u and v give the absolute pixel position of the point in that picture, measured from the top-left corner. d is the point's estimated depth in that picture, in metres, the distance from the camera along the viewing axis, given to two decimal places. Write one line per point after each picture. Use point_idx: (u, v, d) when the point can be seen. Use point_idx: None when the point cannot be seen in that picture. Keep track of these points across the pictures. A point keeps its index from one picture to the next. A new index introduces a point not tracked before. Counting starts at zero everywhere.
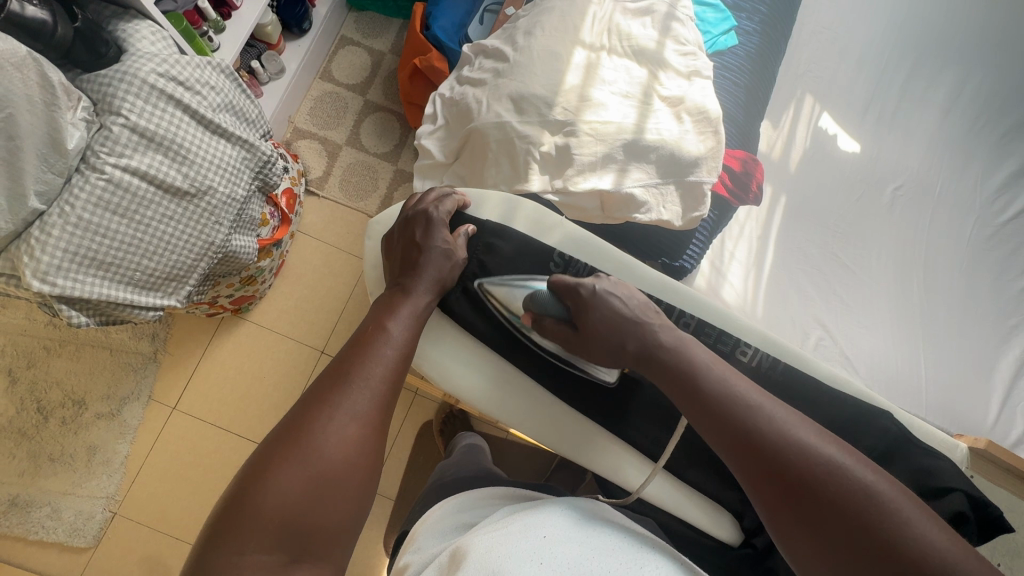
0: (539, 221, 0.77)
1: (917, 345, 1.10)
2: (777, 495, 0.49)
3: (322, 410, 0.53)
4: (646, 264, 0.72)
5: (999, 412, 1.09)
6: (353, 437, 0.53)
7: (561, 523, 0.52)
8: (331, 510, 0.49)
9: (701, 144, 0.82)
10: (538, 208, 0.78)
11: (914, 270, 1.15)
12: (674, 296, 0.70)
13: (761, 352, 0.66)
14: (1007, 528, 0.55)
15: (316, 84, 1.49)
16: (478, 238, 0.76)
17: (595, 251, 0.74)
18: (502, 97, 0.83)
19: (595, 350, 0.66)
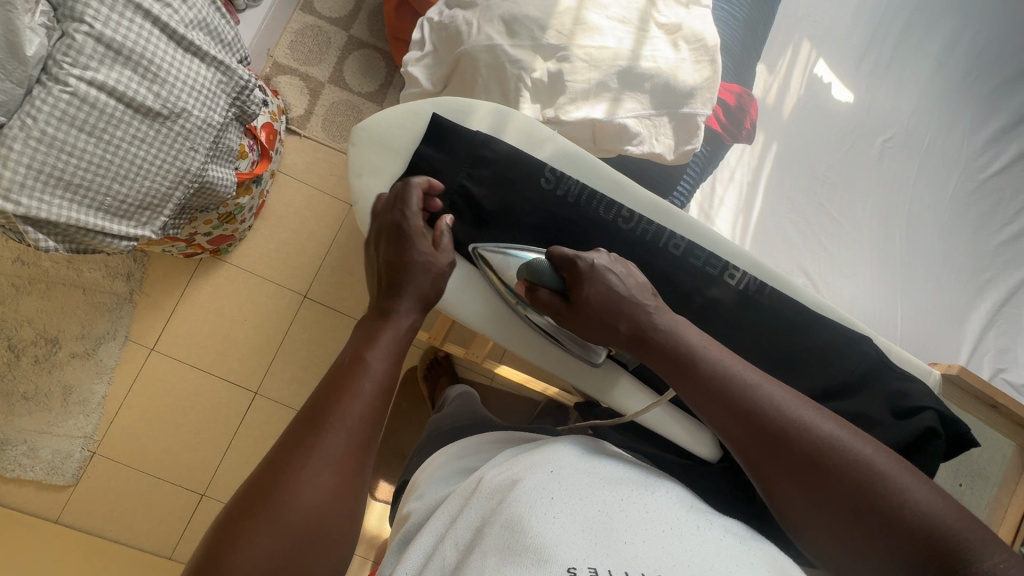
0: (529, 133, 0.71)
1: (896, 295, 1.12)
2: (777, 470, 0.49)
3: (331, 407, 0.49)
4: (638, 184, 0.70)
5: (967, 360, 1.13)
6: (360, 427, 0.50)
7: (569, 460, 0.50)
8: (343, 507, 0.47)
9: (697, 74, 0.80)
10: (529, 119, 0.72)
11: (898, 221, 1.16)
12: (665, 218, 0.69)
13: (749, 276, 0.67)
14: (973, 442, 0.57)
15: (297, 16, 1.41)
16: (466, 151, 0.69)
17: (589, 170, 0.70)
18: (494, 19, 0.79)
19: (592, 327, 0.62)
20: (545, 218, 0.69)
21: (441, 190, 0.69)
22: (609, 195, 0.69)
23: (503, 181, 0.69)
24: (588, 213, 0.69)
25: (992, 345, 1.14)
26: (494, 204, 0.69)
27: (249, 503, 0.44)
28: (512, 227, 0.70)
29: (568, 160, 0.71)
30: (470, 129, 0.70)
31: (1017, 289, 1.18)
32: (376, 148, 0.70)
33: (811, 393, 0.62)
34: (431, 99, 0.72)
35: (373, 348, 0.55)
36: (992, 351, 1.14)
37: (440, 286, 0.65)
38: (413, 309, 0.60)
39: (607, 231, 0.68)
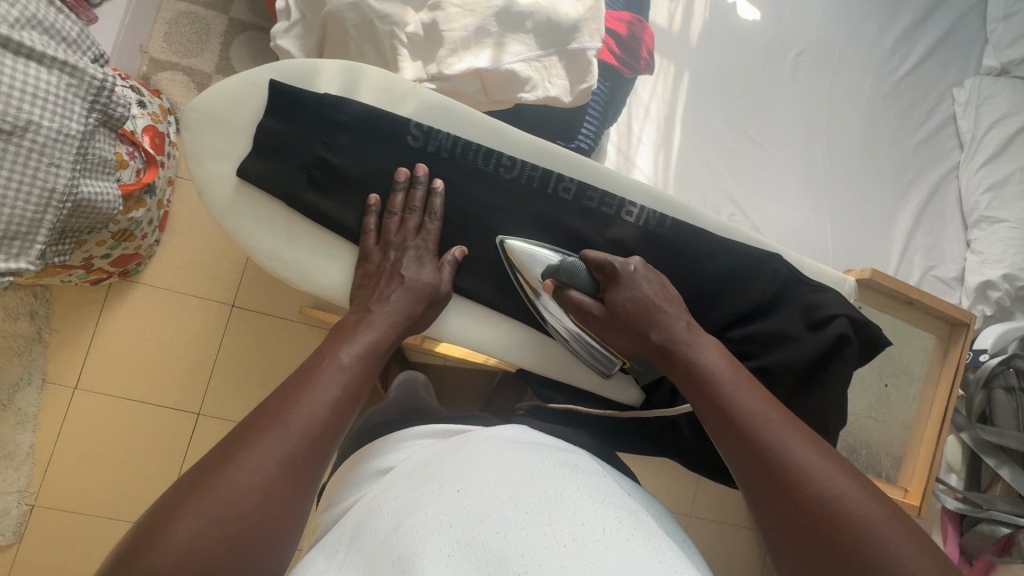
0: (386, 88, 0.62)
1: (823, 211, 1.13)
2: (768, 500, 0.46)
3: (292, 403, 0.47)
4: (516, 128, 0.65)
5: (899, 262, 1.14)
6: (322, 427, 0.47)
7: (483, 460, 0.50)
8: (292, 508, 0.43)
9: (579, 5, 0.74)
10: (383, 73, 0.64)
11: (818, 136, 1.16)
12: (552, 161, 0.65)
13: (647, 211, 0.65)
14: (885, 343, 0.57)
15: (167, 4, 1.29)
16: (318, 119, 0.62)
17: (458, 119, 0.63)
18: None
19: (620, 329, 0.59)
20: (426, 180, 0.63)
21: (294, 160, 0.62)
22: (486, 145, 0.64)
23: (367, 147, 0.62)
24: (468, 167, 0.64)
25: (920, 245, 1.16)
26: (363, 174, 0.63)
27: (188, 485, 0.41)
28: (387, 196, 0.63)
29: (435, 113, 0.64)
30: (320, 94, 0.62)
31: (937, 187, 1.20)
32: (216, 129, 0.62)
33: (726, 319, 0.61)
34: (267, 65, 0.63)
35: (343, 350, 0.52)
36: (921, 251, 1.16)
37: (433, 312, 0.62)
38: (393, 321, 0.56)
39: (490, 184, 0.65)
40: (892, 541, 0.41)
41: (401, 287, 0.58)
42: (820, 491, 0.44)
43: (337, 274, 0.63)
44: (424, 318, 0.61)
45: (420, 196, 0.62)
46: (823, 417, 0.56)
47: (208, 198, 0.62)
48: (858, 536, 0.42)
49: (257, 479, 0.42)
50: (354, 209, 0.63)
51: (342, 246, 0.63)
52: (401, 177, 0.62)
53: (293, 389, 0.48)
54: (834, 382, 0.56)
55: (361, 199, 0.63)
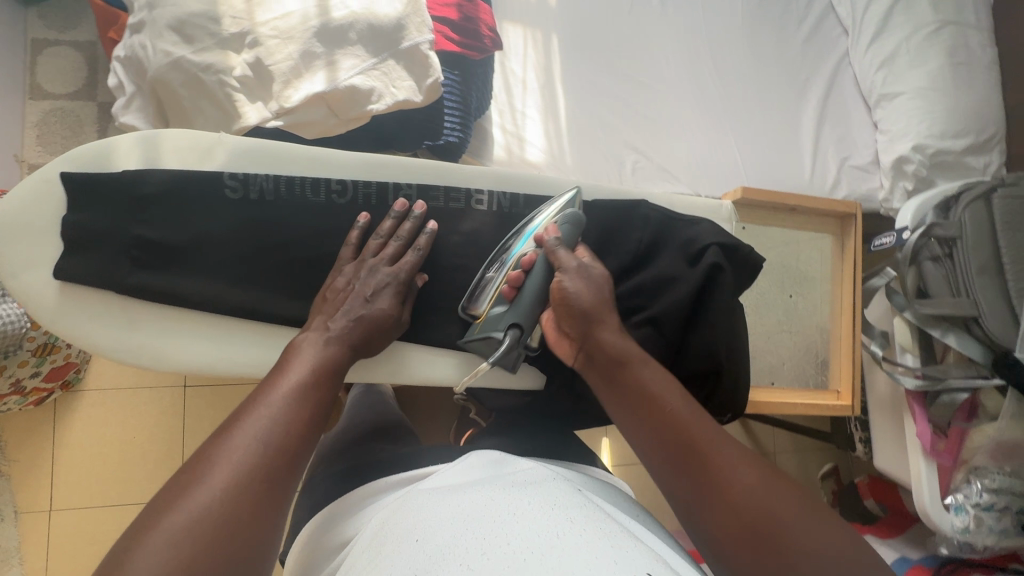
0: (191, 148, 0.59)
1: (726, 133, 1.12)
2: (714, 516, 0.43)
3: (232, 433, 0.44)
4: (339, 149, 0.63)
5: (813, 162, 1.14)
6: (276, 448, 0.44)
7: (436, 503, 0.47)
8: (253, 534, 0.39)
9: (396, 3, 0.72)
10: (182, 131, 0.60)
11: (702, 61, 1.15)
12: (383, 172, 0.63)
13: (496, 194, 0.66)
14: (757, 260, 0.57)
15: (30, 106, 1.24)
16: (127, 196, 0.57)
17: (273, 158, 0.60)
18: (162, 31, 0.69)
19: (574, 300, 0.54)
20: (265, 226, 0.60)
21: (112, 248, 0.57)
22: (312, 175, 0.61)
23: (185, 213, 0.58)
24: (301, 202, 0.61)
25: (831, 138, 1.16)
26: (195, 240, 0.59)
27: (150, 516, 0.38)
28: (228, 254, 0.60)
29: (251, 159, 0.60)
30: (120, 172, 0.58)
31: (833, 78, 1.19)
32: (18, 238, 0.57)
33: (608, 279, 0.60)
34: (60, 157, 0.58)
35: (300, 360, 0.51)
36: (833, 145, 1.15)
37: (388, 341, 0.60)
38: (345, 335, 0.55)
39: (329, 213, 0.62)
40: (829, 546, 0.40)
41: (365, 313, 0.56)
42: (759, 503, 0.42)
43: (199, 350, 0.60)
44: (377, 347, 0.58)
45: (408, 229, 0.61)
46: (713, 348, 0.56)
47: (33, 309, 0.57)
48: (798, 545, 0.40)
49: (214, 508, 0.38)
50: (197, 278, 0.59)
51: (196, 318, 0.60)
52: (391, 211, 0.62)
53: (236, 419, 0.45)
54: (716, 311, 0.56)
55: (200, 267, 0.59)
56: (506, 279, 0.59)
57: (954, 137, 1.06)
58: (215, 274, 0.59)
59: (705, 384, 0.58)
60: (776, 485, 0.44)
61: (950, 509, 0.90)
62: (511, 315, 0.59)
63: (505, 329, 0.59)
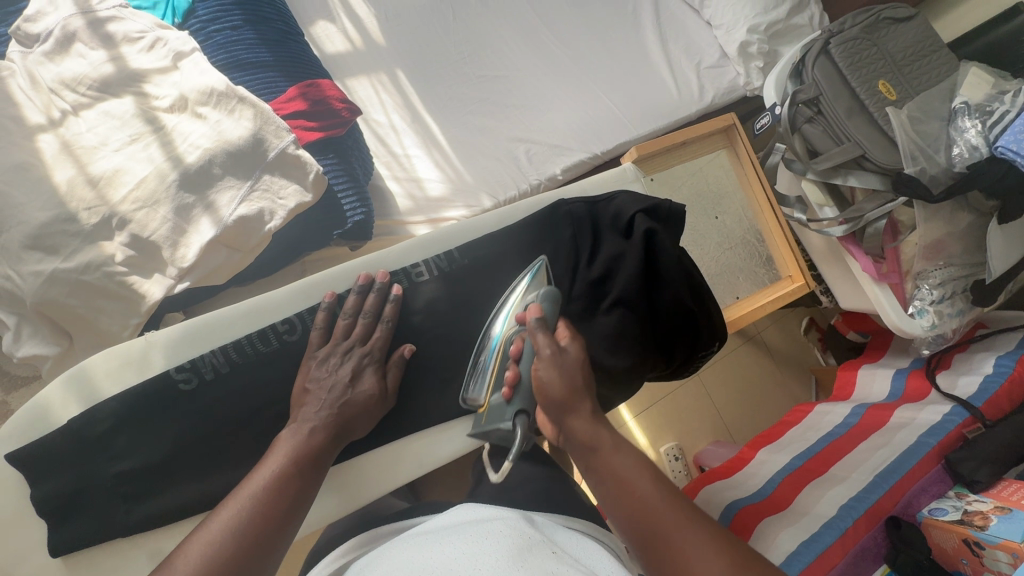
0: (118, 361, 0.56)
1: (591, 87, 1.16)
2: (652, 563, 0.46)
3: (194, 535, 0.45)
4: (266, 292, 0.61)
5: (675, 78, 1.20)
6: (230, 552, 0.44)
7: (445, 545, 0.44)
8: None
9: (241, 121, 0.68)
10: (106, 351, 0.57)
11: (540, 33, 1.18)
12: (317, 290, 0.62)
13: (432, 260, 0.65)
14: (678, 210, 0.62)
15: None
16: (77, 440, 0.54)
17: (208, 331, 0.58)
18: (18, 252, 0.64)
19: (567, 380, 0.51)
20: (230, 401, 0.58)
21: (89, 498, 0.54)
22: (255, 329, 0.60)
23: (146, 429, 0.56)
24: (255, 360, 0.59)
25: (678, 52, 1.23)
26: (165, 452, 0.56)
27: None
28: (205, 448, 0.57)
29: (185, 343, 0.58)
30: (64, 424, 0.54)
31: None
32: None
33: (566, 282, 0.61)
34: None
35: (286, 434, 0.54)
36: (683, 56, 1.23)
37: (381, 414, 0.60)
38: (318, 438, 0.53)
39: (285, 358, 0.60)
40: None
41: (345, 402, 0.56)
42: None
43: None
44: (358, 431, 0.58)
45: (374, 301, 0.60)
46: (679, 298, 0.60)
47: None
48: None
49: None
50: (186, 486, 0.56)
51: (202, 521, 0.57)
52: (369, 283, 0.61)
53: (208, 519, 0.46)
54: (668, 268, 0.60)
55: (182, 473, 0.56)
56: (506, 377, 0.56)
57: (775, 8, 1.15)
58: (201, 472, 0.57)
59: (685, 329, 0.63)
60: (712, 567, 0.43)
61: (916, 315, 1.01)
62: (516, 401, 0.56)
63: (513, 418, 0.55)
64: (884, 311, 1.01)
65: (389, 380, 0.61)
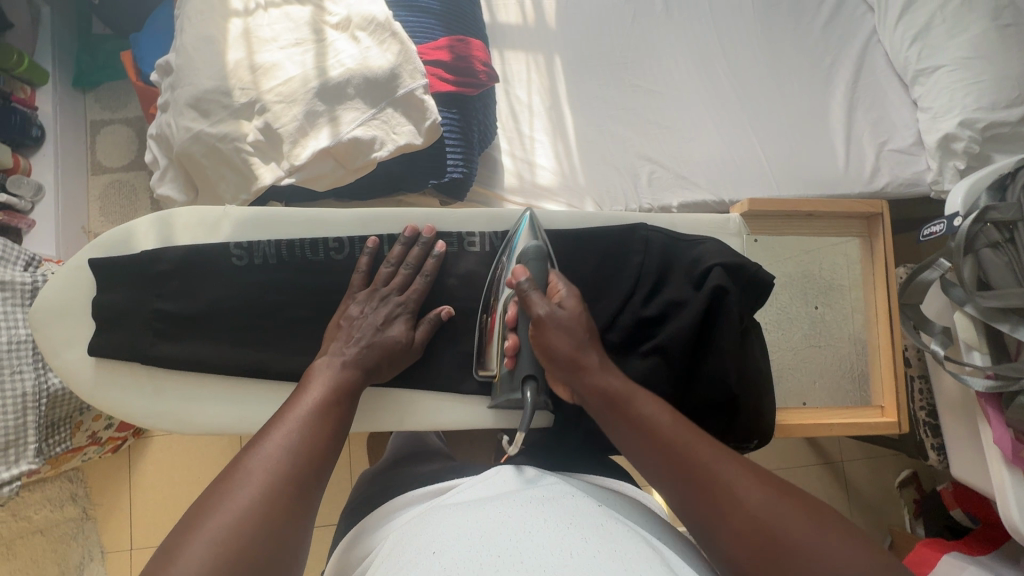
0: (201, 220, 0.65)
1: (747, 130, 1.07)
2: (687, 495, 0.46)
3: (250, 459, 0.46)
4: (334, 208, 0.67)
5: (847, 149, 1.06)
6: (288, 471, 0.46)
7: (479, 505, 0.45)
8: (281, 538, 0.42)
9: (387, 54, 0.73)
10: (194, 209, 0.66)
11: (714, 60, 1.11)
12: (379, 224, 0.67)
13: (486, 235, 0.69)
14: (765, 281, 0.53)
15: (93, 181, 1.38)
16: (154, 269, 0.63)
17: (273, 223, 0.65)
18: (183, 108, 0.76)
19: (567, 345, 0.52)
20: (271, 286, 0.65)
21: (138, 321, 0.63)
22: (310, 236, 0.66)
23: (198, 283, 0.64)
24: (301, 262, 0.65)
25: (864, 123, 1.08)
26: (207, 309, 0.64)
27: (211, 493, 0.43)
28: (237, 319, 0.64)
29: (255, 226, 0.65)
30: (149, 253, 0.63)
31: (861, 60, 1.11)
32: (57, 321, 0.63)
33: (613, 310, 0.56)
34: (88, 245, 0.65)
35: (325, 360, 0.57)
36: (867, 130, 1.07)
37: (402, 366, 0.63)
38: (351, 376, 0.57)
39: (326, 270, 0.66)
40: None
41: (377, 340, 0.60)
42: (765, 516, 0.42)
43: (211, 408, 0.64)
44: (388, 372, 0.62)
45: (416, 254, 0.66)
46: (724, 374, 0.53)
47: (74, 382, 0.63)
48: (805, 557, 0.40)
49: (263, 484, 0.44)
50: (210, 343, 0.64)
51: (207, 381, 0.64)
52: (411, 234, 0.67)
53: (256, 444, 0.47)
54: (725, 337, 0.53)
55: (214, 331, 0.64)
56: (506, 346, 0.60)
57: (1008, 107, 0.94)
58: (228, 339, 0.64)
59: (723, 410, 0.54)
60: (751, 490, 0.43)
61: None
62: (523, 368, 0.61)
63: (521, 384, 0.60)
64: (1005, 506, 0.81)
65: (421, 333, 0.64)
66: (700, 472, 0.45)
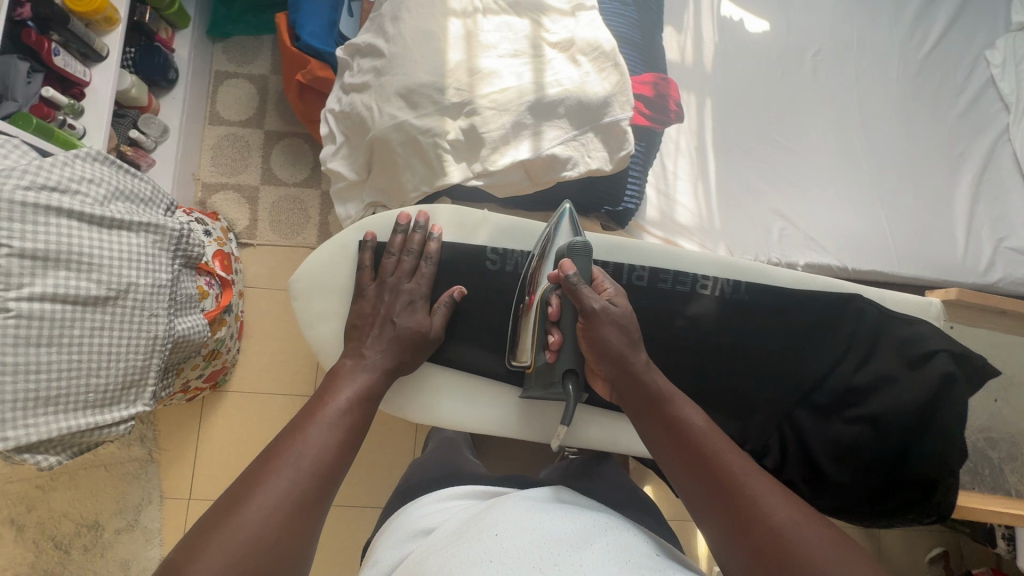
0: (462, 224, 0.79)
1: (876, 203, 1.11)
2: (712, 500, 0.50)
3: (289, 452, 0.52)
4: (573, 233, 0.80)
5: (967, 239, 1.10)
6: (316, 468, 0.53)
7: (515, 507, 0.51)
8: (297, 538, 0.48)
9: (605, 82, 0.76)
10: (450, 210, 0.79)
11: (853, 129, 1.14)
12: None
13: (721, 280, 0.64)
14: (988, 371, 0.57)
15: (208, 131, 1.39)
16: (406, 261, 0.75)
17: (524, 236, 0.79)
18: (391, 96, 0.78)
19: (618, 335, 0.58)
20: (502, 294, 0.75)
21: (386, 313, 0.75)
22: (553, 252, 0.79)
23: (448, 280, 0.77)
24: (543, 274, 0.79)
25: (986, 217, 1.12)
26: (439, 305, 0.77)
27: (251, 474, 0.51)
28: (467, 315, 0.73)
29: (507, 236, 0.79)
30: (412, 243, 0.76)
31: (990, 154, 1.15)
32: (318, 295, 0.77)
33: (820, 371, 0.60)
34: (352, 228, 0.79)
35: (350, 365, 0.65)
36: (987, 224, 1.11)
37: (423, 352, 0.71)
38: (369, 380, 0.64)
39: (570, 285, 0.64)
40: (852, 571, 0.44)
41: (392, 330, 0.69)
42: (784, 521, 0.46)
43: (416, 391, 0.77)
44: (410, 362, 0.70)
45: (418, 240, 0.75)
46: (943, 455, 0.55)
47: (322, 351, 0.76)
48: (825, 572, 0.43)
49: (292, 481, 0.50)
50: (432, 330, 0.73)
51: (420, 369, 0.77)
52: (417, 220, 0.77)
53: (292, 437, 0.54)
54: (956, 420, 0.55)
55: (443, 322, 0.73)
56: (551, 342, 0.66)
57: None
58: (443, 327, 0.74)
59: (921, 486, 0.57)
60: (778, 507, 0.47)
61: None
62: (565, 363, 0.65)
63: (562, 377, 0.65)
64: None
65: (437, 319, 0.73)
66: (728, 487, 0.50)
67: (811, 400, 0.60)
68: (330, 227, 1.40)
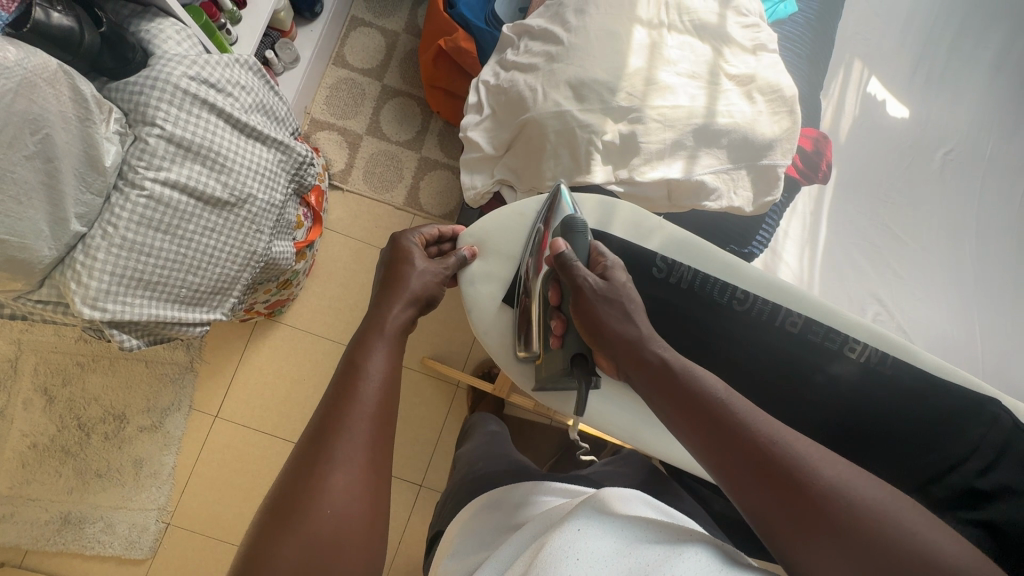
0: (638, 225, 0.72)
1: (972, 313, 1.09)
2: (749, 478, 0.45)
3: (355, 398, 0.51)
4: (750, 265, 0.71)
5: None
6: (381, 411, 0.51)
7: (589, 506, 0.49)
8: (379, 496, 0.47)
9: (776, 126, 0.78)
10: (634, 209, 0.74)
11: (966, 236, 1.13)
12: (782, 296, 0.69)
13: (869, 347, 0.66)
14: None
15: (330, 70, 1.41)
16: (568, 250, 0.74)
17: (698, 254, 0.71)
18: (559, 84, 0.78)
19: (612, 305, 0.60)
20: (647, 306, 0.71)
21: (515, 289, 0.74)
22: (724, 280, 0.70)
23: None
24: (704, 301, 0.70)
25: None
26: None
27: (322, 434, 0.48)
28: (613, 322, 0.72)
29: (680, 250, 0.72)
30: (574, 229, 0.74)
31: None
32: (489, 253, 0.75)
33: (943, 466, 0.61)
34: (533, 199, 0.76)
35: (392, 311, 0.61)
36: None
37: (434, 285, 0.67)
38: (405, 315, 0.62)
39: (725, 315, 0.69)
40: (904, 513, 0.42)
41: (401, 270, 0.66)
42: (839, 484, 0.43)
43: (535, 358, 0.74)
44: (426, 299, 0.66)
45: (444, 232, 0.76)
46: None
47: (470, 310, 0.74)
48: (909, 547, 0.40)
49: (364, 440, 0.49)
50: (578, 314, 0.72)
51: None
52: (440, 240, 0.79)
53: (360, 368, 0.53)
54: None
55: None
56: (555, 329, 0.67)
57: None
58: None
59: None
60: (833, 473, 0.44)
61: None
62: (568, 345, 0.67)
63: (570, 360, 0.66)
64: None
65: (447, 266, 0.70)
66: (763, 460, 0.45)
67: (929, 492, 0.62)
68: (420, 192, 1.40)
